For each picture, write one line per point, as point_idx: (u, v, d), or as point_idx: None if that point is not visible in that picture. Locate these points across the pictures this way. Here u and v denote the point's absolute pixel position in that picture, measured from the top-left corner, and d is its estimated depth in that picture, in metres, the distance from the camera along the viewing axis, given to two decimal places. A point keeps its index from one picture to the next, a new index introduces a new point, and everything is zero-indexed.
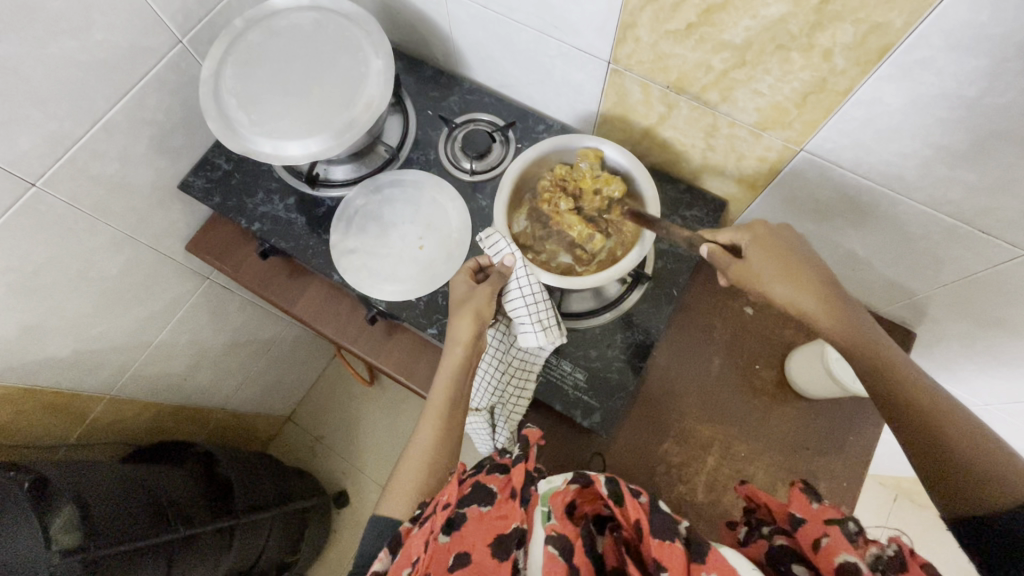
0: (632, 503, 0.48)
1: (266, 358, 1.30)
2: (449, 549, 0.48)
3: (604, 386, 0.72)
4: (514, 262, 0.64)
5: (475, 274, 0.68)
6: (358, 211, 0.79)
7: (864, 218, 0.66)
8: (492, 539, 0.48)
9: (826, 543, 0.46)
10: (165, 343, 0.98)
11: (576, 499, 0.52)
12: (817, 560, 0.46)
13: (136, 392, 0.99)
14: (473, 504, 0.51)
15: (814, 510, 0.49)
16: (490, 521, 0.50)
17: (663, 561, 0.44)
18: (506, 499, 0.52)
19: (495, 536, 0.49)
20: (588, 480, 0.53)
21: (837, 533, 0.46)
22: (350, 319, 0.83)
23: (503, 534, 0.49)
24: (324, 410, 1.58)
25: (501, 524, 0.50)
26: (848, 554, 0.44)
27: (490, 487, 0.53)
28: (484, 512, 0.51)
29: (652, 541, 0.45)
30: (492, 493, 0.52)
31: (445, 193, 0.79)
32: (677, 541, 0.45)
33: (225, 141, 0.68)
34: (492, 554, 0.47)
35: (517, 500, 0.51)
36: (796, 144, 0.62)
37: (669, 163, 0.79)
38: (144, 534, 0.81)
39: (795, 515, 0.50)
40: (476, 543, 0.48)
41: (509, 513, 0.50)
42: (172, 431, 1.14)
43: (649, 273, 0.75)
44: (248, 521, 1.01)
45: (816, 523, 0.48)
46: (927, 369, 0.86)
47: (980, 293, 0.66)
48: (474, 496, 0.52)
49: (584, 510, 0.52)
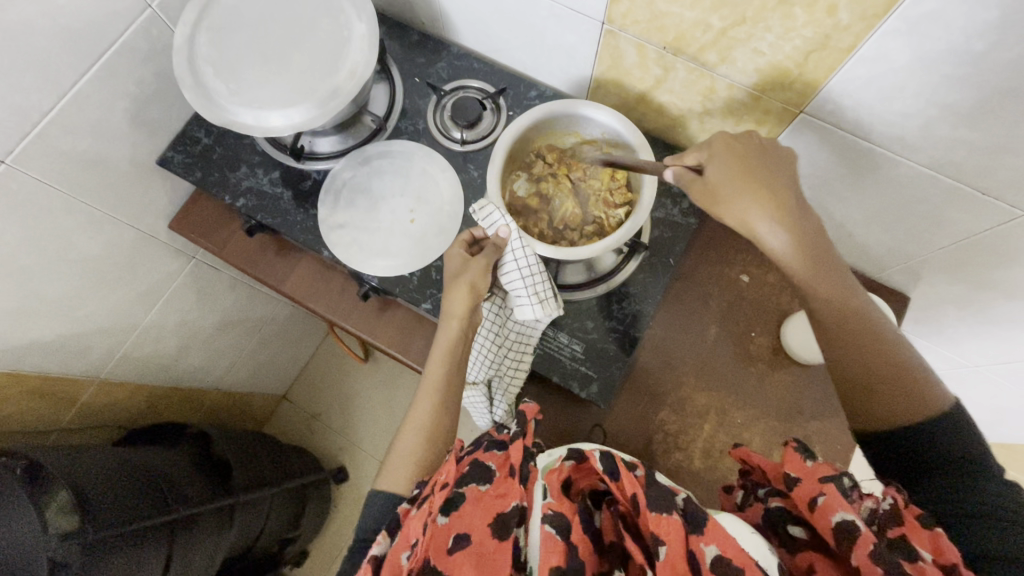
0: (627, 476, 0.48)
1: (258, 337, 1.28)
2: (449, 530, 0.48)
3: (602, 356, 0.71)
4: (509, 235, 0.63)
5: (471, 246, 0.67)
6: (346, 184, 0.77)
7: (861, 181, 0.65)
8: (493, 519, 0.48)
9: (822, 502, 0.46)
10: (152, 324, 0.96)
11: (572, 476, 0.54)
12: (815, 519, 0.46)
13: (126, 375, 0.98)
14: (471, 484, 0.51)
15: (809, 469, 0.49)
16: (490, 500, 0.49)
17: (661, 534, 0.44)
18: (505, 477, 0.52)
19: (496, 515, 0.48)
20: (582, 457, 0.55)
21: (834, 491, 0.46)
22: (342, 295, 0.81)
23: (504, 512, 0.48)
24: (319, 387, 1.58)
25: (501, 502, 0.49)
26: (845, 511, 0.44)
27: (488, 464, 0.53)
28: (483, 492, 0.50)
29: (649, 514, 0.45)
30: (491, 471, 0.52)
31: (437, 165, 0.77)
32: (674, 514, 0.45)
33: (204, 113, 0.65)
34: (492, 534, 0.47)
35: (516, 478, 0.51)
36: (796, 106, 0.61)
37: (664, 128, 0.77)
38: (144, 515, 0.80)
39: (789, 475, 0.49)
40: (475, 523, 0.47)
41: (508, 491, 0.50)
42: (165, 412, 1.13)
43: (645, 242, 0.74)
44: (248, 499, 1.02)
45: (811, 482, 0.48)
46: (920, 333, 0.86)
47: (977, 255, 0.66)
48: (472, 476, 0.52)
49: (580, 487, 0.54)
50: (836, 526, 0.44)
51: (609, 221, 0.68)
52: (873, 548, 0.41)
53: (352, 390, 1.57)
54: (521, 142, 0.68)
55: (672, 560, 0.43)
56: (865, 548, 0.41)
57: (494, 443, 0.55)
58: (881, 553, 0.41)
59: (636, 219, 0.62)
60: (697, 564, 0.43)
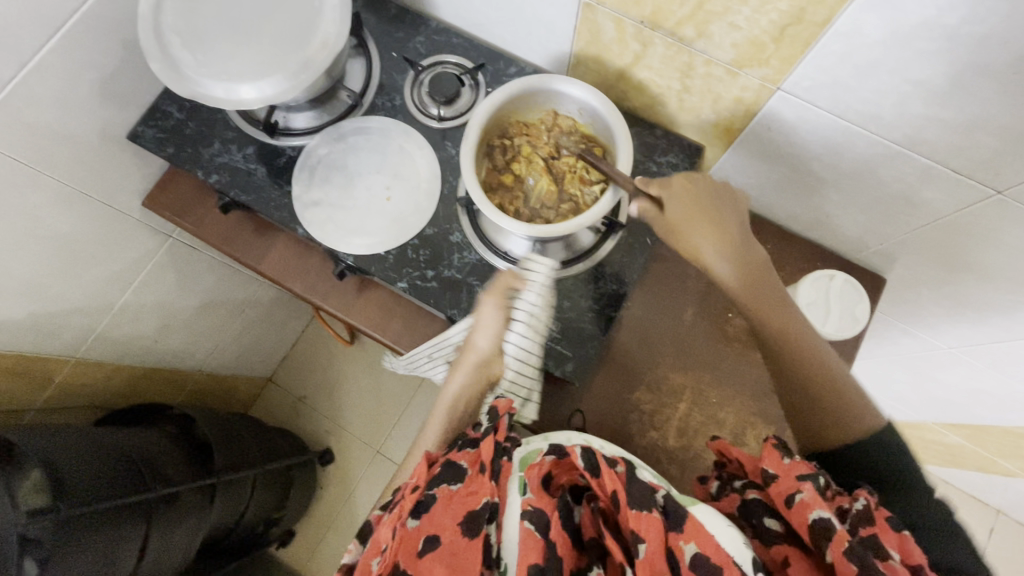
0: (607, 473, 0.49)
1: (241, 319, 1.27)
2: (418, 533, 0.49)
3: (577, 335, 0.71)
4: (524, 285, 0.66)
5: (511, 289, 0.66)
6: (321, 160, 0.76)
7: (838, 161, 0.65)
8: (463, 517, 0.48)
9: (801, 499, 0.46)
10: (129, 303, 0.95)
11: (553, 471, 0.53)
12: (791, 516, 0.46)
13: (104, 355, 0.97)
14: (442, 484, 0.52)
15: (785, 466, 0.50)
16: (461, 498, 0.50)
17: (640, 532, 0.45)
18: (476, 474, 0.52)
19: (466, 512, 0.49)
20: (563, 451, 0.53)
21: (812, 490, 0.47)
22: (318, 275, 0.80)
23: (473, 509, 0.49)
24: (304, 370, 1.58)
25: (472, 500, 0.50)
26: (822, 509, 0.45)
27: (460, 463, 0.53)
28: (453, 491, 0.51)
29: (629, 511, 0.46)
30: (462, 470, 0.53)
31: (414, 142, 0.76)
32: (653, 512, 0.46)
33: (171, 85, 0.63)
34: (462, 534, 0.47)
35: (487, 474, 0.52)
36: (773, 83, 0.60)
37: (644, 107, 0.76)
38: (120, 494, 0.80)
39: (768, 472, 0.50)
40: (445, 524, 0.48)
41: (478, 488, 0.51)
42: (146, 393, 1.12)
43: (623, 221, 0.73)
44: (229, 479, 1.02)
45: (789, 479, 0.49)
46: (898, 316, 0.87)
47: (952, 237, 0.66)
48: (443, 475, 0.52)
49: (560, 481, 0.53)
50: (812, 522, 0.44)
51: (584, 201, 0.67)
52: (847, 545, 0.42)
53: (337, 373, 1.57)
54: (494, 119, 0.66)
55: (650, 558, 0.44)
56: (840, 545, 0.42)
57: (466, 443, 0.56)
58: (855, 550, 0.41)
59: (606, 203, 0.62)
60: (676, 563, 0.44)
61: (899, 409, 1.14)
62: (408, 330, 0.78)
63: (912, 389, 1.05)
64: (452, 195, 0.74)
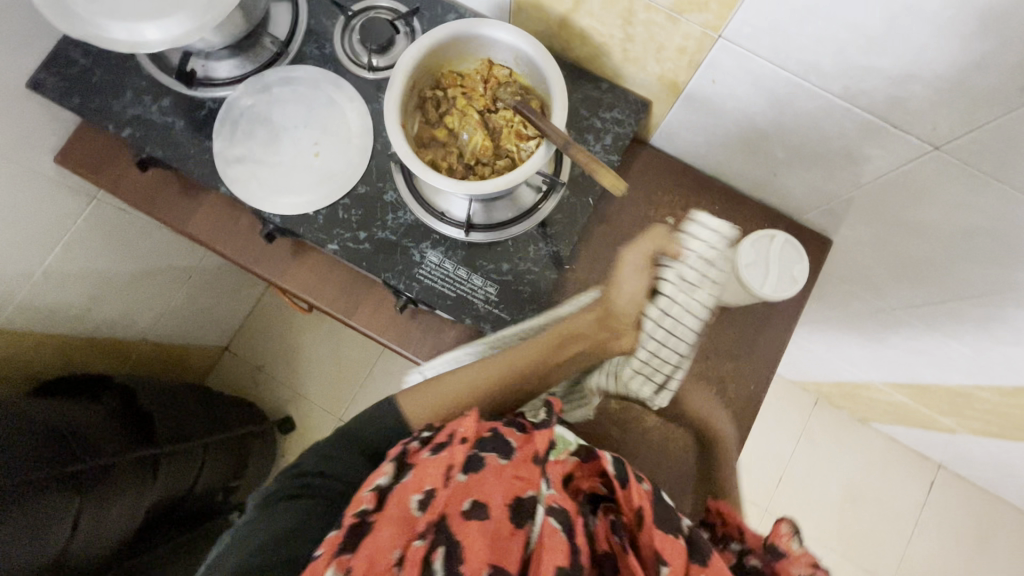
0: (636, 488, 0.49)
1: (187, 288, 1.22)
2: (465, 489, 0.47)
3: (516, 298, 0.69)
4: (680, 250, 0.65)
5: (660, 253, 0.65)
6: (244, 113, 0.71)
7: (781, 116, 0.63)
8: (512, 499, 0.46)
9: None
10: (52, 270, 0.89)
11: (575, 473, 0.54)
12: None
13: (29, 324, 0.91)
14: (491, 452, 0.50)
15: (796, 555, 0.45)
16: (510, 476, 0.48)
17: (664, 554, 0.44)
18: (526, 460, 0.50)
19: (514, 495, 0.47)
20: (593, 457, 0.54)
21: None
22: (248, 238, 0.76)
23: (522, 496, 0.47)
24: (261, 339, 1.54)
25: (519, 486, 0.48)
26: None
27: (510, 440, 0.52)
28: (502, 465, 0.49)
29: (654, 531, 0.46)
30: (513, 448, 0.51)
31: (344, 96, 0.72)
32: (679, 538, 0.45)
33: (60, 25, 0.58)
34: (508, 517, 0.45)
35: (537, 464, 0.50)
36: (713, 30, 0.57)
37: (588, 58, 0.72)
38: (45, 465, 0.77)
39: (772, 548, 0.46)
40: (494, 497, 0.46)
41: (527, 476, 0.49)
42: (85, 364, 1.08)
43: (565, 179, 0.71)
44: (173, 451, 0.99)
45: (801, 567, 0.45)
46: (844, 276, 0.87)
47: (893, 196, 0.66)
48: (495, 444, 0.51)
49: (579, 487, 0.53)
50: None
51: (517, 155, 0.64)
52: None
53: (296, 342, 1.53)
54: (422, 67, 0.62)
55: None
56: None
57: (514, 425, 0.55)
58: None
59: (538, 159, 0.59)
60: None
61: (847, 368, 1.16)
62: (344, 297, 0.75)
63: (861, 350, 1.06)
64: (384, 152, 0.70)
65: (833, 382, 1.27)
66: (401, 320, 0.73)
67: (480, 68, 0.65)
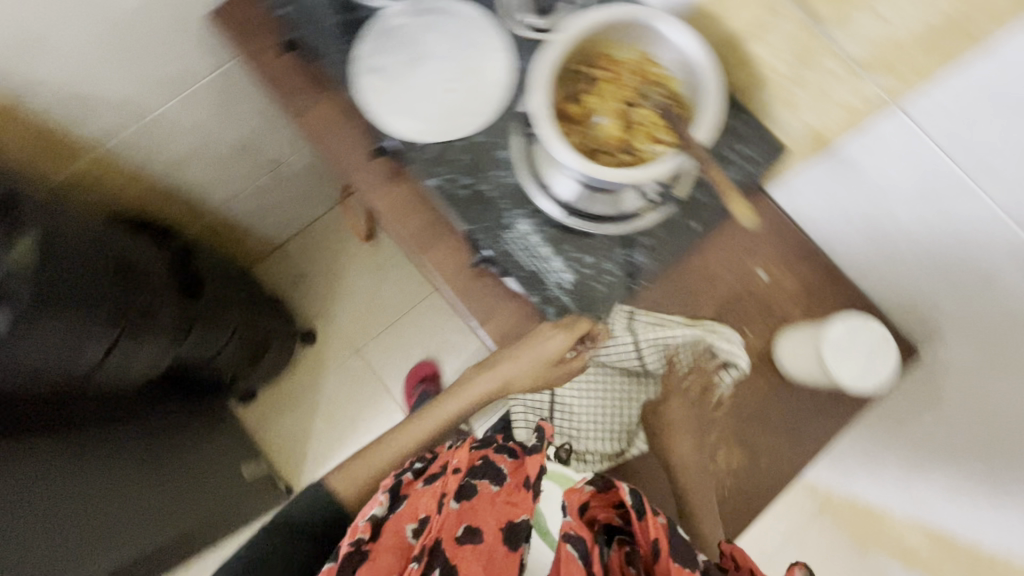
0: (653, 522, 0.56)
1: (271, 178, 1.25)
2: (457, 516, 0.66)
3: (590, 294, 0.68)
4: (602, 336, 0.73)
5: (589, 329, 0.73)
6: (394, 29, 0.72)
7: (925, 209, 0.59)
8: (503, 523, 0.66)
9: None
10: (165, 115, 0.93)
11: (592, 501, 0.62)
12: None
13: (127, 157, 0.96)
14: (484, 479, 0.69)
15: None
16: (501, 503, 0.68)
17: None
18: (518, 488, 0.69)
19: (506, 522, 0.66)
20: (607, 486, 0.62)
21: None
22: (349, 146, 0.73)
23: (513, 521, 0.66)
24: (313, 251, 1.57)
25: (511, 510, 0.67)
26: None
27: (501, 467, 0.71)
28: (495, 492, 0.68)
29: (672, 564, 0.54)
30: (502, 475, 0.70)
31: (496, 39, 0.71)
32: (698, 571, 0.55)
33: None
34: (502, 541, 0.65)
35: (526, 491, 0.68)
36: (895, 100, 0.53)
37: (743, 88, 0.68)
38: (103, 287, 0.80)
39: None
40: (488, 528, 0.66)
41: (519, 502, 0.67)
42: (157, 213, 1.12)
43: (679, 195, 0.69)
44: (207, 320, 1.02)
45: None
46: (914, 396, 0.82)
47: (1012, 334, 0.61)
48: (485, 473, 0.70)
49: (596, 516, 0.62)
50: None
51: (646, 152, 0.62)
52: None
53: (343, 266, 1.56)
54: (580, 40, 0.61)
55: None
56: None
57: (505, 449, 0.73)
58: None
59: (671, 166, 0.58)
60: None
61: (867, 496, 1.08)
62: (426, 238, 0.71)
63: (892, 488, 0.99)
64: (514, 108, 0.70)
65: (844, 501, 1.18)
66: (471, 278, 0.70)
67: (634, 54, 0.64)
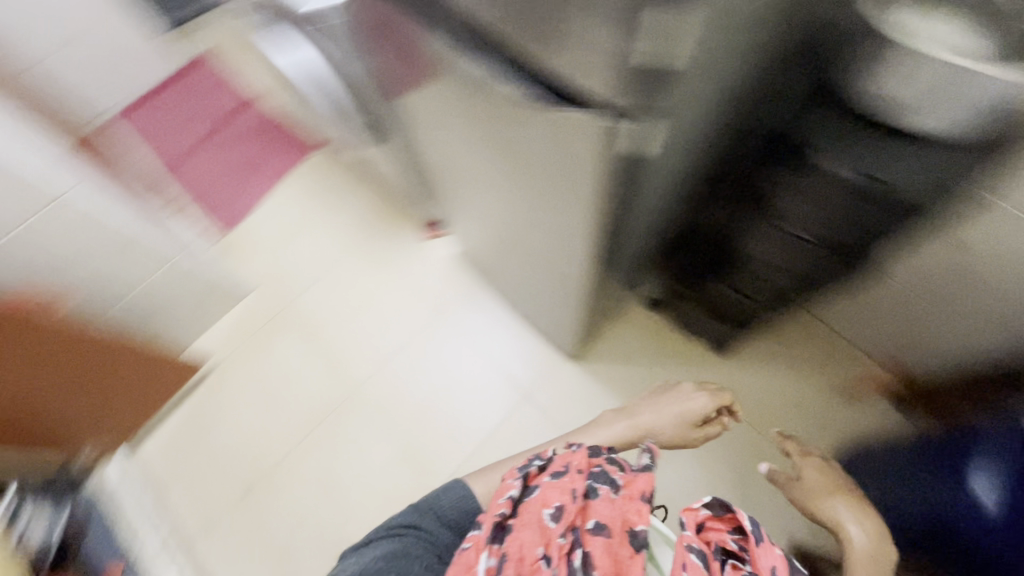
0: (769, 548, 0.61)
1: None
2: (585, 511, 0.65)
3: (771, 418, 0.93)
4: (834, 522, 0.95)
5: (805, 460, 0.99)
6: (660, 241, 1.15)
7: None
8: (626, 528, 0.63)
9: None
10: None
11: (707, 522, 0.65)
12: None
13: None
14: (601, 484, 0.67)
15: None
16: (623, 506, 0.65)
17: None
18: (630, 498, 0.66)
19: (629, 528, 0.63)
20: (725, 510, 0.65)
21: None
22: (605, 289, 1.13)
23: (634, 528, 0.63)
24: None
25: (632, 518, 0.64)
26: None
27: (617, 479, 0.67)
28: (614, 497, 0.65)
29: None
30: (619, 486, 0.67)
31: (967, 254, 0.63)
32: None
33: None
34: (627, 545, 0.62)
35: (638, 501, 0.65)
36: None
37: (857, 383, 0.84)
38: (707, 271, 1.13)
39: None
40: (614, 523, 0.63)
41: (635, 514, 0.64)
42: None
43: None
44: (684, 301, 1.29)
45: None
46: None
47: None
48: (600, 479, 0.67)
49: (710, 538, 0.64)
50: None
51: None
52: None
53: None
54: None
55: None
56: None
57: (616, 462, 0.70)
58: None
59: None
60: None
61: None
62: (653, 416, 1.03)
63: None
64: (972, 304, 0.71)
65: None
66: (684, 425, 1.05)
67: None
